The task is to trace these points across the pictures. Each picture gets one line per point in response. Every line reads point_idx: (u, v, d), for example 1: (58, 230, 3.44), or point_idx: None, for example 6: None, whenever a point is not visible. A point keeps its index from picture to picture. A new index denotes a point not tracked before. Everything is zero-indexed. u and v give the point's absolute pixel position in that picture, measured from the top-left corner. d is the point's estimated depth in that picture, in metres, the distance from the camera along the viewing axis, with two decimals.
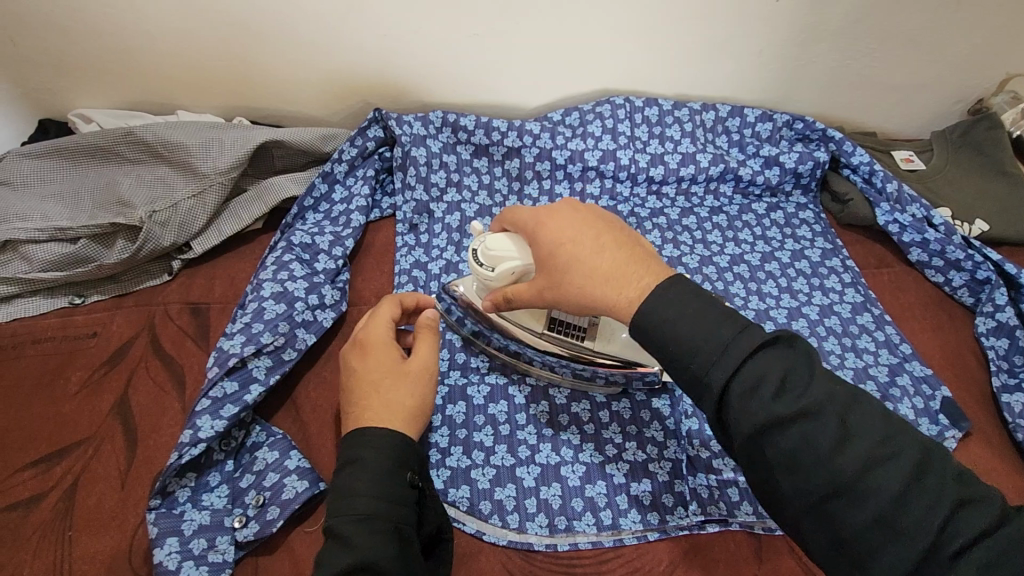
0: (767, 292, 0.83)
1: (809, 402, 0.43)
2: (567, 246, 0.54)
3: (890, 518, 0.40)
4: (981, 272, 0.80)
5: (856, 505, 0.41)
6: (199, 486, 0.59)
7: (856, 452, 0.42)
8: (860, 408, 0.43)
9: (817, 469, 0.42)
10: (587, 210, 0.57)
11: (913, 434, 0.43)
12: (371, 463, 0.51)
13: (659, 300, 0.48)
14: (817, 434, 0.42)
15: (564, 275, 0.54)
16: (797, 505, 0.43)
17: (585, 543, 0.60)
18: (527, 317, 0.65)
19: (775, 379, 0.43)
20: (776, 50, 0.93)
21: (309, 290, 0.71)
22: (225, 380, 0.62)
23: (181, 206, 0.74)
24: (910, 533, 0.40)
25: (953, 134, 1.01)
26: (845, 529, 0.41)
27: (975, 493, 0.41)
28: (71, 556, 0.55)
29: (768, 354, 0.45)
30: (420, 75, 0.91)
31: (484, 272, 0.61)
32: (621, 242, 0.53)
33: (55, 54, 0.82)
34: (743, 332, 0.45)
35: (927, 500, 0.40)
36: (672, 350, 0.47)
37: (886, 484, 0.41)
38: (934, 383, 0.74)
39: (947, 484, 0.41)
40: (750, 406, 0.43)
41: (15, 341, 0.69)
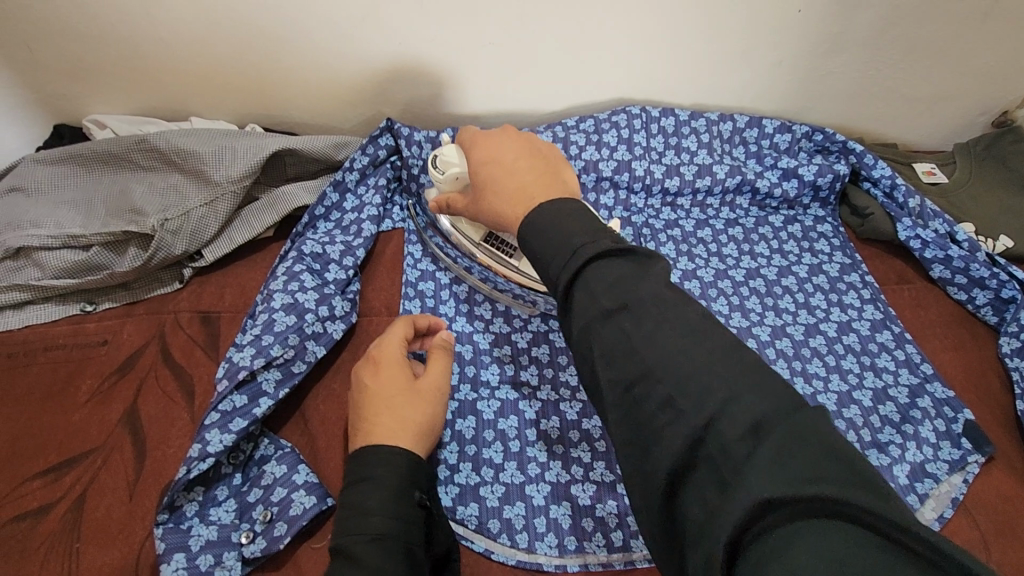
0: (783, 307, 0.81)
1: (633, 296, 0.41)
2: (489, 165, 0.57)
3: (677, 401, 0.36)
4: (1007, 291, 0.79)
5: (651, 391, 0.38)
6: (207, 500, 0.58)
7: (659, 341, 0.39)
8: (682, 308, 0.40)
9: (624, 355, 0.39)
10: (521, 139, 0.59)
11: (731, 337, 0.39)
12: (383, 482, 0.50)
13: (535, 212, 0.49)
14: (630, 326, 0.40)
15: (484, 191, 0.57)
16: (610, 399, 0.40)
17: (595, 565, 0.59)
18: (468, 228, 0.74)
19: (610, 278, 0.42)
20: (797, 60, 0.91)
21: (320, 301, 0.70)
22: (234, 394, 0.61)
23: (193, 214, 0.74)
24: (691, 413, 0.35)
25: (977, 147, 0.99)
26: (641, 419, 0.38)
27: (770, 387, 0.35)
28: (78, 569, 0.55)
29: (613, 258, 0.43)
30: (434, 83, 0.90)
31: (437, 175, 0.69)
32: (535, 165, 0.55)
33: (71, 59, 0.83)
34: (595, 239, 0.45)
35: (713, 385, 0.36)
36: (537, 257, 0.47)
37: (679, 369, 0.37)
38: (956, 405, 0.72)
39: (742, 375, 0.36)
40: (583, 299, 0.42)
41: (27, 348, 0.69)
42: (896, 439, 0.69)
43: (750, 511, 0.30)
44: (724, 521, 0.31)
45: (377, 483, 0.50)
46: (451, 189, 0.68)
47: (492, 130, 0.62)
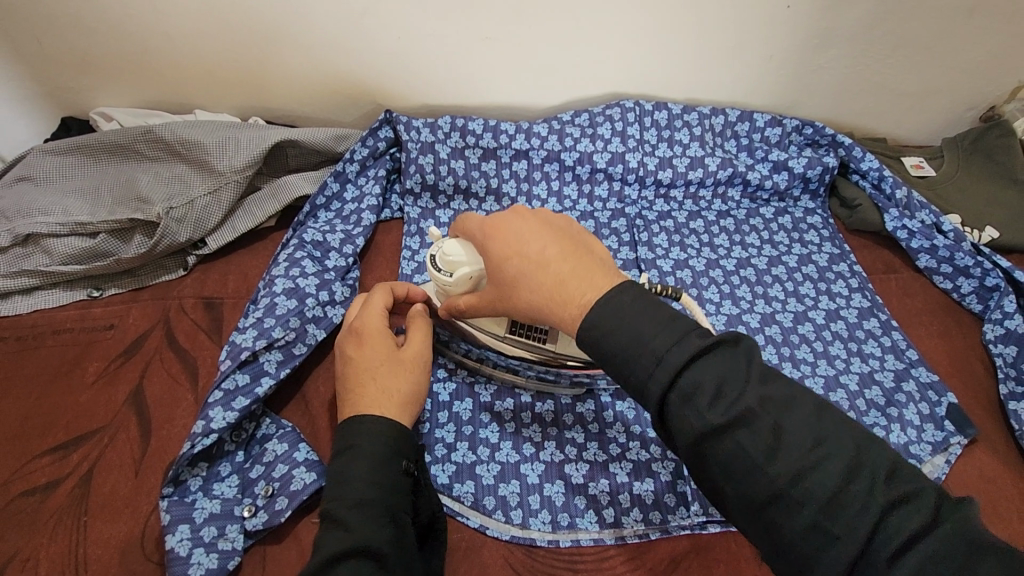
0: (773, 296, 0.83)
1: (744, 407, 0.41)
2: (514, 260, 0.53)
3: (825, 523, 0.38)
4: (990, 279, 0.80)
5: (792, 512, 0.39)
6: (211, 476, 0.60)
7: (787, 457, 0.40)
8: (794, 410, 0.41)
9: (754, 476, 0.40)
10: (535, 219, 0.55)
11: (848, 432, 0.41)
12: (365, 452, 0.52)
13: (596, 315, 0.47)
14: (750, 442, 0.40)
15: (515, 288, 0.54)
16: (741, 512, 0.42)
17: (587, 540, 0.61)
18: (487, 323, 0.65)
19: (711, 389, 0.42)
20: (786, 56, 0.93)
21: (320, 287, 0.73)
22: (237, 373, 0.63)
23: (197, 202, 0.76)
24: (846, 537, 0.37)
25: (965, 142, 1.02)
26: (786, 538, 0.39)
27: (908, 492, 0.38)
28: (86, 541, 0.57)
29: (704, 361, 0.43)
30: (432, 78, 0.92)
31: (442, 279, 0.62)
32: (569, 254, 0.51)
33: (78, 53, 0.85)
34: (676, 342, 0.43)
35: (856, 500, 0.38)
36: (614, 363, 0.46)
37: (818, 487, 0.39)
38: (940, 389, 0.74)
39: (881, 485, 0.38)
40: (686, 416, 0.42)
41: (35, 331, 0.71)
42: (881, 421, 0.71)
43: None
44: None
45: (359, 453, 0.51)
46: (465, 290, 0.62)
47: (503, 212, 0.57)
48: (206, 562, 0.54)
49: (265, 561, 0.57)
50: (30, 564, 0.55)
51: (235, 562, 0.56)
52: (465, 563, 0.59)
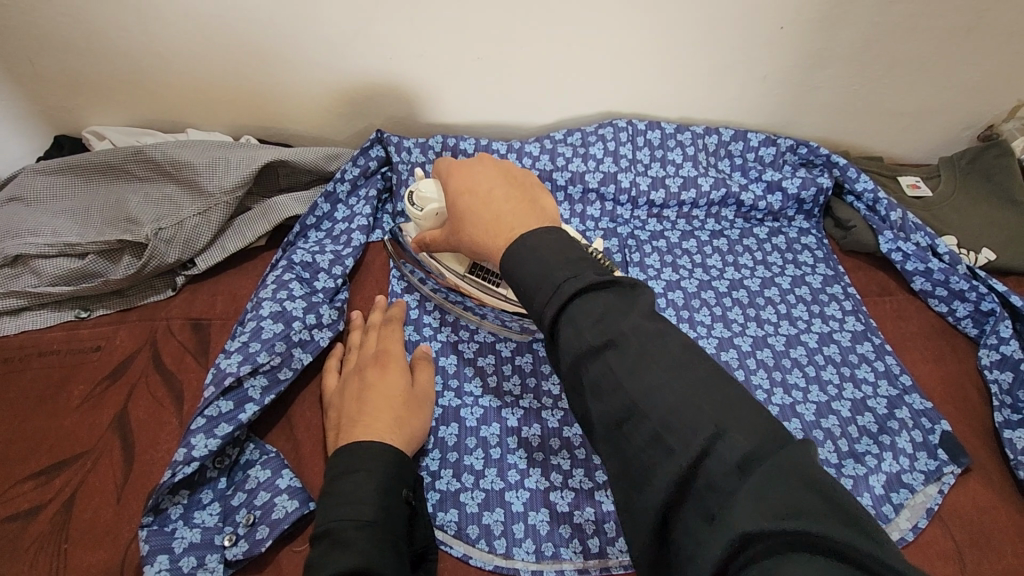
0: (765, 318, 0.82)
1: (619, 331, 0.42)
2: (466, 197, 0.60)
3: (665, 437, 0.37)
4: (986, 303, 0.79)
5: (640, 427, 0.39)
6: (191, 504, 0.59)
7: (644, 376, 0.40)
8: (665, 341, 0.41)
9: (615, 393, 0.40)
10: (495, 167, 0.62)
11: (713, 368, 0.41)
12: (374, 474, 0.53)
13: (517, 244, 0.50)
14: (617, 362, 0.41)
15: (461, 222, 0.60)
16: (602, 434, 0.41)
17: (571, 571, 0.60)
18: (453, 259, 0.73)
19: (595, 312, 0.43)
20: (781, 76, 0.93)
21: (307, 309, 0.72)
22: (221, 400, 0.63)
23: (186, 223, 0.76)
24: (680, 451, 0.37)
25: (962, 160, 1.00)
26: (630, 454, 0.39)
27: (750, 422, 0.37)
28: (65, 570, 0.56)
29: (598, 291, 0.44)
30: (425, 98, 0.92)
31: (415, 212, 0.70)
32: (511, 195, 0.58)
33: (73, 73, 0.85)
34: (577, 274, 0.45)
35: (698, 419, 0.37)
36: (521, 289, 0.48)
37: (668, 406, 0.38)
38: (933, 416, 0.73)
39: (731, 412, 0.37)
40: (569, 336, 0.43)
41: (22, 354, 0.71)
42: (873, 449, 0.70)
43: (731, 540, 0.32)
44: (711, 555, 0.32)
45: (369, 472, 0.53)
46: (432, 224, 0.69)
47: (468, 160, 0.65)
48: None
49: None
50: None
51: None
52: None
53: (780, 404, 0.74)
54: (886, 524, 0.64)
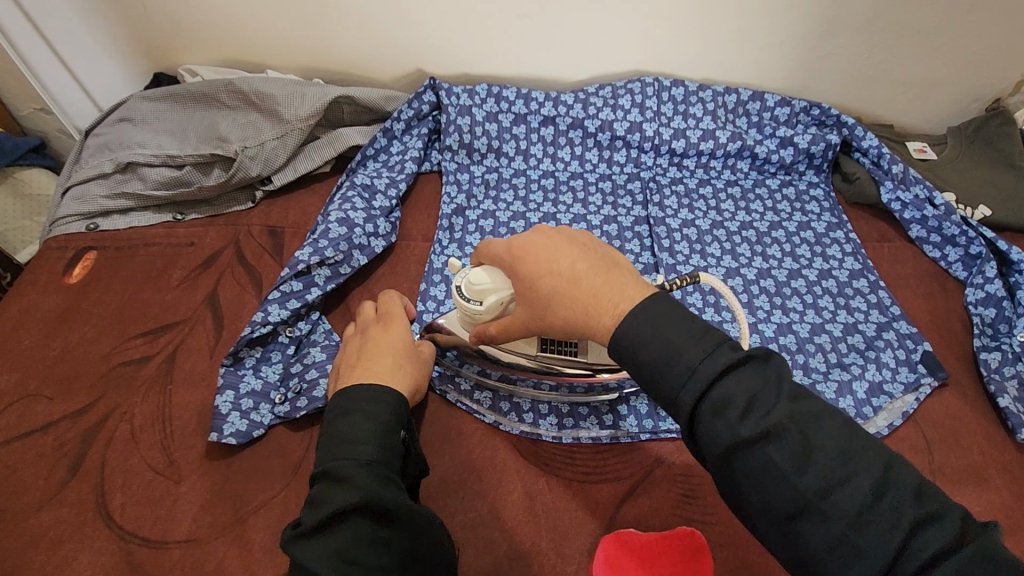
0: (771, 254, 0.91)
1: (776, 421, 0.43)
2: (547, 276, 0.55)
3: (851, 538, 0.40)
4: (974, 246, 0.88)
5: (820, 524, 0.41)
6: (263, 359, 0.72)
7: (817, 472, 0.41)
8: (824, 429, 0.43)
9: (786, 491, 0.41)
10: (560, 236, 0.57)
11: (874, 449, 0.43)
12: (376, 418, 0.57)
13: (633, 325, 0.48)
14: (780, 455, 0.42)
15: (550, 305, 0.56)
16: (769, 524, 0.43)
17: (587, 438, 0.70)
18: (520, 344, 0.68)
19: (741, 402, 0.43)
20: (798, 40, 1.01)
21: (367, 220, 0.84)
22: (293, 280, 0.75)
23: (266, 144, 0.88)
24: (873, 554, 0.39)
25: (968, 130, 1.07)
26: (813, 550, 0.41)
27: (934, 514, 0.40)
28: (170, 403, 0.69)
29: (736, 374, 0.44)
30: (472, 50, 1.03)
31: (473, 307, 0.64)
32: (598, 268, 0.54)
33: (172, 16, 0.98)
34: (709, 354, 0.45)
35: (884, 518, 0.40)
36: (645, 372, 0.47)
37: (848, 504, 0.41)
38: (917, 339, 0.81)
39: (909, 504, 0.40)
40: (716, 426, 0.43)
41: (131, 243, 0.84)
42: (859, 360, 0.79)
43: None
44: None
45: (368, 416, 0.56)
46: (496, 314, 0.64)
47: (525, 232, 0.60)
48: (238, 423, 0.66)
49: (313, 432, 0.68)
50: (126, 417, 0.67)
51: (260, 431, 0.67)
52: (480, 446, 0.69)
53: (777, 322, 0.83)
54: (864, 420, 0.74)
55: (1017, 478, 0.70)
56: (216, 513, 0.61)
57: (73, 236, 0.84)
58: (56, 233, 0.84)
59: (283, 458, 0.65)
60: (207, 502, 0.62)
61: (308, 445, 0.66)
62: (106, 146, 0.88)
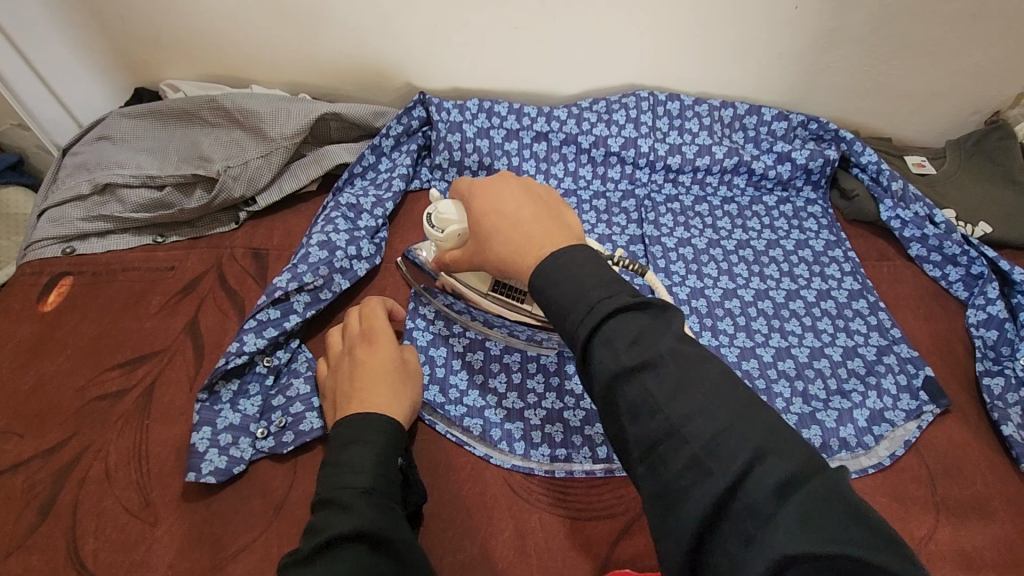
0: (768, 274, 0.89)
1: (656, 353, 0.40)
2: (492, 216, 0.56)
3: (703, 459, 0.37)
4: (975, 266, 0.86)
5: (677, 448, 0.38)
6: (240, 391, 0.69)
7: (687, 398, 0.39)
8: (705, 362, 0.40)
9: (654, 416, 0.39)
10: (519, 185, 0.58)
11: (742, 387, 0.40)
12: (374, 445, 0.55)
13: (549, 265, 0.47)
14: (655, 385, 0.39)
15: (489, 242, 0.56)
16: (636, 452, 0.40)
17: (580, 471, 0.68)
18: (474, 278, 0.74)
19: (630, 334, 0.41)
20: (795, 54, 0.99)
21: (350, 242, 0.81)
22: (270, 308, 0.72)
23: (250, 164, 0.85)
24: (720, 473, 0.36)
25: (967, 143, 1.05)
26: (666, 475, 0.38)
27: (788, 447, 0.36)
28: (148, 440, 0.66)
29: (633, 313, 0.42)
30: (463, 64, 1.01)
31: (435, 234, 0.68)
32: (538, 214, 0.53)
33: (154, 31, 0.96)
34: (612, 294, 0.43)
35: (736, 443, 0.36)
36: (551, 311, 0.46)
37: (705, 429, 0.37)
38: (919, 363, 0.79)
39: (766, 434, 0.37)
40: (604, 357, 0.41)
41: (109, 268, 0.81)
42: (859, 387, 0.77)
43: (773, 566, 0.32)
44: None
45: (371, 444, 0.55)
46: (453, 246, 0.67)
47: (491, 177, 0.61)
48: (217, 461, 0.63)
49: (296, 470, 0.65)
50: (101, 455, 0.65)
51: (241, 469, 0.64)
52: (470, 480, 0.67)
53: (775, 346, 0.81)
54: (865, 450, 0.72)
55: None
56: (194, 558, 0.59)
57: (48, 260, 0.81)
58: (31, 257, 0.81)
59: (266, 498, 0.63)
60: (185, 547, 0.59)
61: (291, 483, 0.64)
62: (83, 166, 0.85)
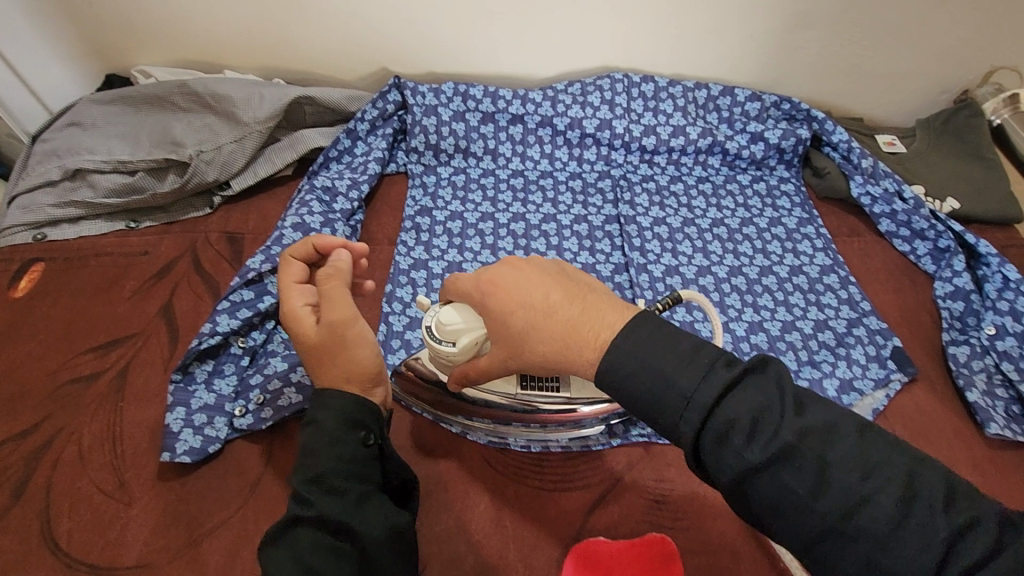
0: (742, 251, 0.91)
1: (783, 442, 0.39)
2: (519, 312, 0.50)
3: (878, 559, 0.37)
4: (942, 240, 0.88)
5: (849, 545, 0.38)
6: (215, 372, 0.69)
7: (835, 490, 0.38)
8: (840, 438, 0.39)
9: (806, 515, 0.38)
10: (532, 267, 0.52)
11: (893, 454, 0.39)
12: (325, 427, 0.51)
13: (617, 363, 0.44)
14: (794, 479, 0.39)
15: (527, 343, 0.50)
16: (797, 545, 0.40)
17: (556, 446, 0.68)
18: (498, 382, 0.65)
19: (745, 425, 0.40)
20: (767, 35, 1.00)
21: (325, 224, 0.82)
22: (243, 289, 0.72)
23: (224, 148, 0.85)
24: (906, 569, 0.36)
25: (936, 122, 1.07)
26: (841, 570, 0.38)
27: (972, 516, 0.37)
28: (122, 421, 0.66)
29: (736, 394, 0.41)
30: (437, 48, 1.01)
31: (445, 350, 0.58)
32: (572, 293, 0.49)
33: (124, 15, 0.94)
34: (706, 379, 0.41)
35: (918, 529, 0.36)
36: (641, 404, 0.44)
37: (873, 526, 0.37)
38: (887, 334, 0.81)
39: (949, 512, 0.37)
40: (723, 456, 0.40)
41: (81, 254, 0.81)
42: (829, 358, 0.78)
43: None
44: None
45: (321, 426, 0.51)
46: (470, 355, 0.58)
47: (497, 265, 0.54)
48: (191, 441, 0.63)
49: (273, 448, 0.65)
50: (75, 437, 0.65)
51: (217, 447, 0.64)
52: (447, 455, 0.68)
53: (748, 321, 0.82)
54: None
55: (988, 473, 0.70)
56: (169, 536, 0.59)
57: (20, 247, 0.81)
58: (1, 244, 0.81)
59: (242, 476, 0.63)
60: (160, 525, 0.60)
61: (267, 461, 0.64)
62: (52, 152, 0.84)
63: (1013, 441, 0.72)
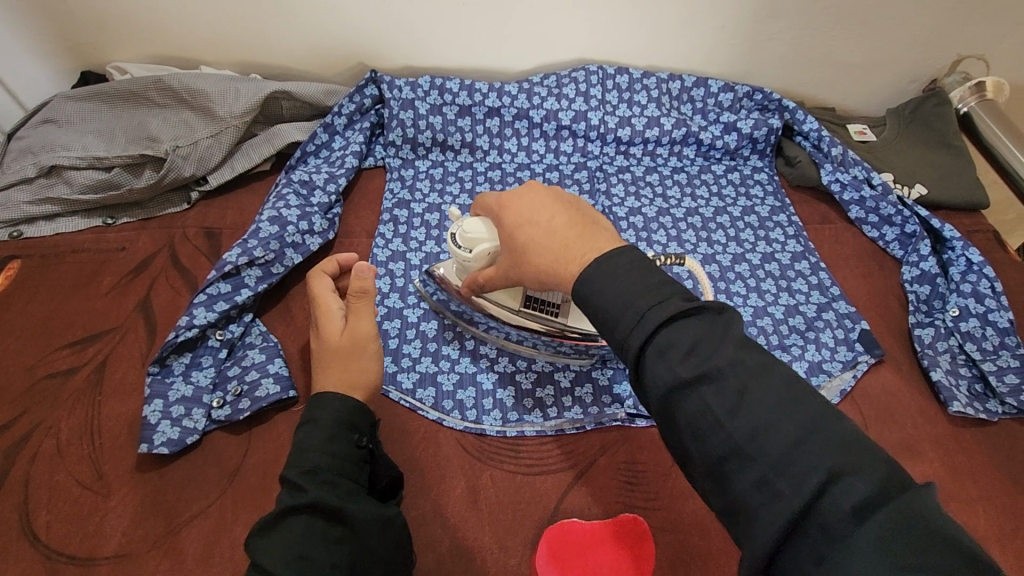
0: (715, 239, 0.92)
1: (713, 365, 0.41)
2: (525, 228, 0.56)
3: (772, 480, 0.38)
4: (909, 226, 0.90)
5: (744, 467, 0.39)
6: (192, 364, 0.69)
7: (749, 415, 0.39)
8: (766, 375, 0.41)
9: (717, 433, 0.40)
10: (549, 194, 0.57)
11: (818, 406, 0.39)
12: (322, 424, 0.54)
13: (592, 273, 0.47)
14: (714, 398, 0.40)
15: (524, 256, 0.56)
16: (700, 468, 0.41)
17: (531, 431, 0.70)
18: (504, 296, 0.70)
19: (684, 344, 0.42)
20: (738, 27, 1.02)
21: (301, 217, 0.82)
22: (221, 283, 0.73)
23: (200, 143, 0.85)
24: (791, 494, 0.37)
25: (906, 110, 1.09)
26: (735, 491, 0.39)
27: (864, 464, 0.37)
28: (100, 414, 0.67)
29: (685, 321, 0.43)
30: (414, 41, 1.01)
31: (463, 254, 0.65)
32: (574, 220, 0.54)
33: (98, 12, 0.94)
34: (661, 301, 0.44)
35: (807, 463, 0.37)
36: (599, 316, 0.47)
37: (775, 450, 0.38)
38: (855, 318, 0.83)
39: (843, 453, 0.37)
40: (658, 368, 0.42)
41: (57, 251, 0.81)
42: (799, 342, 0.80)
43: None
44: None
45: (319, 424, 0.54)
46: (484, 265, 0.65)
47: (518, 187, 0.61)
48: (169, 432, 0.64)
49: (250, 439, 0.66)
50: (53, 431, 0.65)
51: (195, 438, 0.65)
52: (423, 443, 0.69)
53: None
54: None
55: (951, 451, 0.72)
56: (148, 526, 0.60)
57: None
58: None
59: (220, 466, 0.64)
60: (138, 516, 0.60)
61: (245, 451, 0.65)
62: (28, 149, 0.84)
63: (975, 418, 0.74)
